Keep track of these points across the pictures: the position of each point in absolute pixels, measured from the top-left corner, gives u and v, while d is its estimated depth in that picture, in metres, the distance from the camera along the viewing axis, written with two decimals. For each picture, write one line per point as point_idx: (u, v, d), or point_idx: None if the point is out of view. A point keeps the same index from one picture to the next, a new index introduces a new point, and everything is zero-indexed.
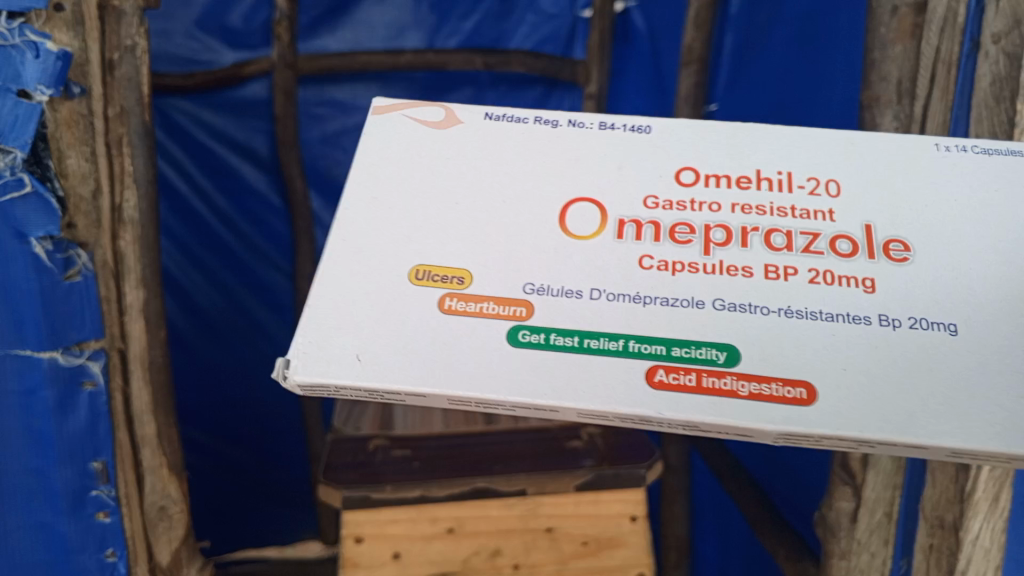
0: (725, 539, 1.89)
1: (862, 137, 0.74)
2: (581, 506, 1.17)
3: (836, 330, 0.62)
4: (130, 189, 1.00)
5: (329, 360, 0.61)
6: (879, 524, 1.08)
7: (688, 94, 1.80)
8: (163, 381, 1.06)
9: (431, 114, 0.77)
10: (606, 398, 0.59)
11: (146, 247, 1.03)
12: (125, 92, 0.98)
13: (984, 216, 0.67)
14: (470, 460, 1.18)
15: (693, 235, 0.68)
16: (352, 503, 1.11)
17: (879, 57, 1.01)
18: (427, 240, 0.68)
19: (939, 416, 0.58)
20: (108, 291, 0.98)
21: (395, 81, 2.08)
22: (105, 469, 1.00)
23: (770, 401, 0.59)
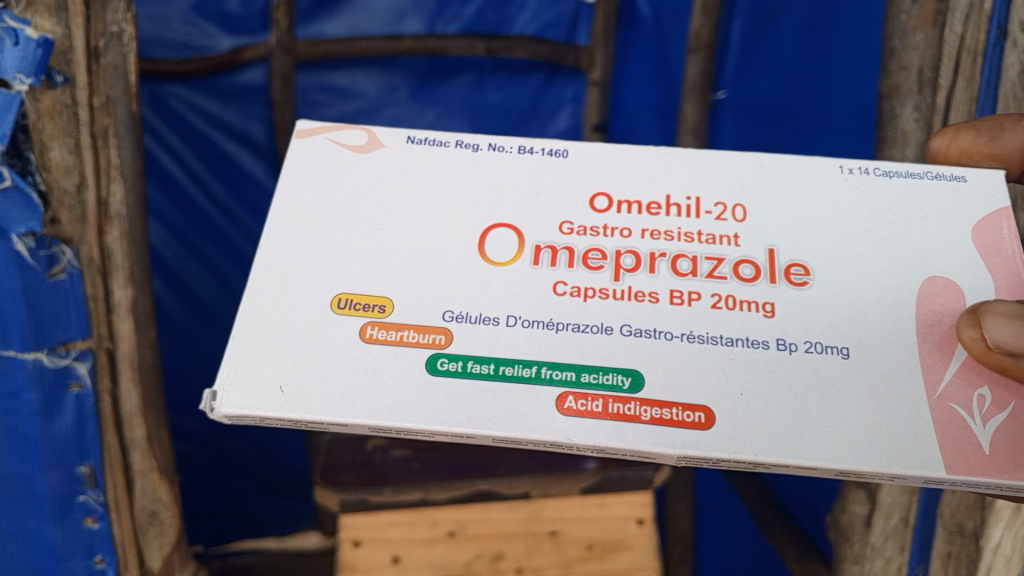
0: (731, 535, 1.87)
1: (769, 159, 0.74)
2: (587, 509, 1.13)
3: (733, 356, 0.63)
4: (116, 181, 0.94)
5: (255, 395, 0.62)
6: (895, 529, 1.05)
7: (696, 81, 1.73)
8: (155, 381, 1.01)
9: (353, 138, 0.76)
10: (518, 426, 0.60)
11: (134, 242, 0.98)
12: (110, 80, 0.92)
13: (882, 241, 0.69)
14: (473, 460, 1.15)
15: (604, 261, 0.68)
16: (350, 505, 1.08)
17: (899, 46, 0.96)
18: (344, 266, 0.68)
19: (828, 443, 0.60)
20: (95, 290, 0.93)
21: (395, 66, 2.04)
22: (93, 474, 0.96)
23: (671, 426, 0.61)
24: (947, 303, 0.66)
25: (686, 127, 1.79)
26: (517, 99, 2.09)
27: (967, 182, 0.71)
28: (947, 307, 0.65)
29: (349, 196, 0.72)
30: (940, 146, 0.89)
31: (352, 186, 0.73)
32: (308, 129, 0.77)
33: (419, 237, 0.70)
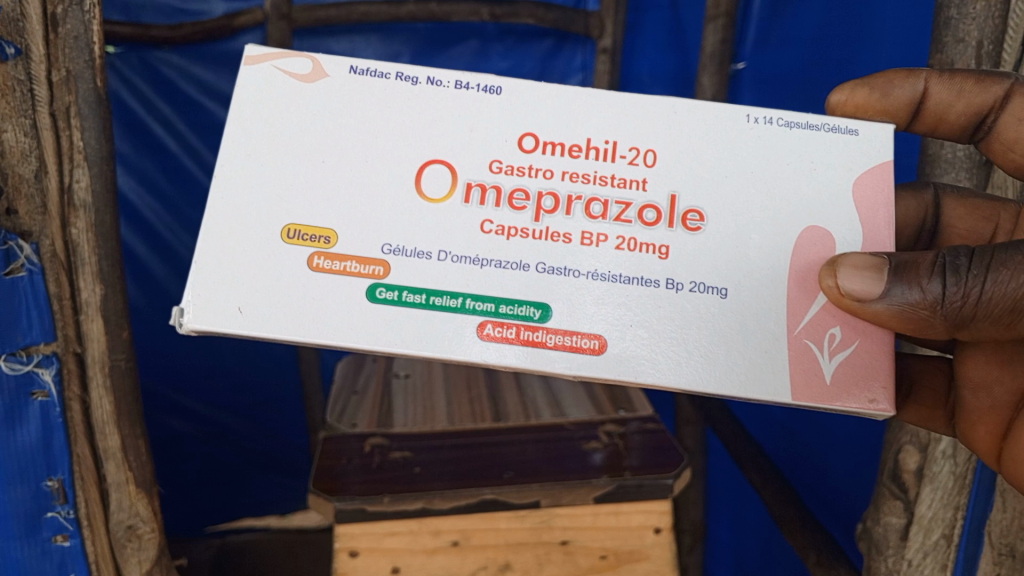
0: (741, 524, 1.82)
1: (686, 105, 0.75)
2: (600, 518, 1.05)
3: (630, 294, 0.71)
4: (81, 166, 0.87)
5: (217, 314, 0.69)
6: (936, 547, 0.98)
7: (713, 51, 1.65)
8: (132, 389, 0.94)
9: (298, 66, 0.75)
10: (443, 350, 0.69)
11: (105, 234, 0.90)
12: (70, 52, 0.84)
13: (772, 189, 0.73)
14: (478, 465, 1.07)
15: (527, 201, 0.72)
16: (346, 518, 0.99)
17: (956, 16, 0.86)
18: (287, 199, 0.71)
19: (699, 369, 0.70)
20: (59, 288, 0.87)
21: (395, 32, 1.93)
22: (62, 489, 0.90)
23: (571, 353, 0.70)
24: (820, 252, 0.72)
25: (704, 99, 1.69)
26: (525, 65, 2.01)
27: (856, 135, 0.75)
28: (821, 255, 0.72)
29: (291, 125, 0.73)
30: (837, 100, 0.90)
31: (276, 117, 0.73)
32: (258, 55, 0.75)
33: (342, 177, 0.72)
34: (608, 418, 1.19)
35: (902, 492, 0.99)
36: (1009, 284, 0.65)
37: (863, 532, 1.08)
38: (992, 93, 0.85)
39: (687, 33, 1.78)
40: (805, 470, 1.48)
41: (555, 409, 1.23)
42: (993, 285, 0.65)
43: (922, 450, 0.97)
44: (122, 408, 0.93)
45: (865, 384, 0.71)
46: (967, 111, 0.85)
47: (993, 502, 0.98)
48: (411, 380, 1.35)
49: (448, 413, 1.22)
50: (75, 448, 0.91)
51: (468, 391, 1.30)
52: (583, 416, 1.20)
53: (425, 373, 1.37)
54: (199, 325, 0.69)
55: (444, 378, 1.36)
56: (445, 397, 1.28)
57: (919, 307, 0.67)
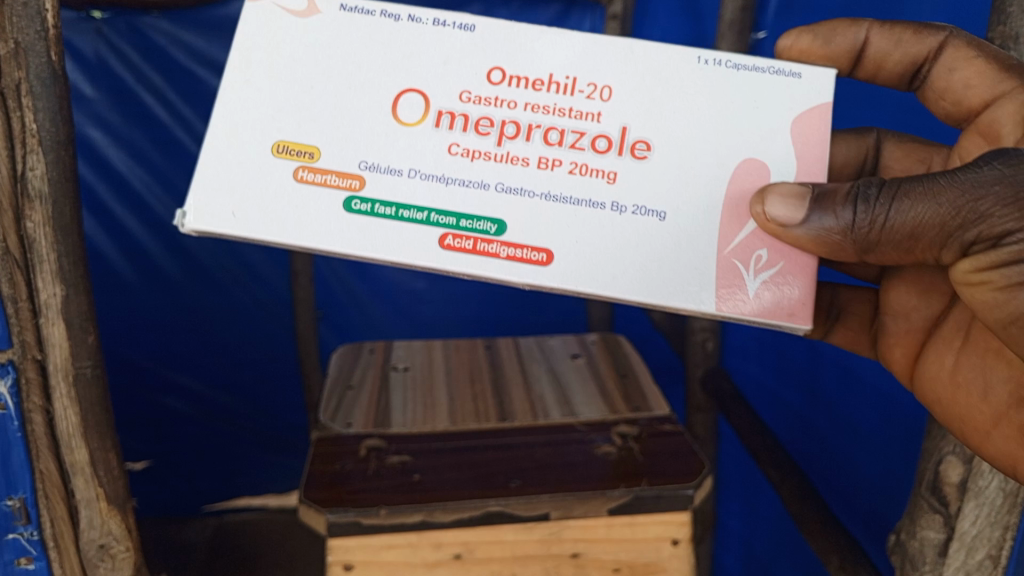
0: (755, 515, 1.76)
1: (639, 44, 0.83)
2: (614, 530, 0.97)
3: (576, 213, 0.79)
4: (34, 156, 0.95)
5: (213, 215, 0.79)
6: (980, 567, 0.90)
7: (733, 20, 1.52)
8: (94, 398, 1.05)
9: (295, 3, 0.84)
10: (405, 259, 0.78)
11: (64, 241, 0.99)
12: (23, 30, 0.92)
13: (712, 123, 0.81)
14: (482, 473, 1.00)
15: (491, 128, 0.80)
16: (339, 532, 0.92)
17: None
18: (283, 121, 0.81)
19: (633, 277, 0.79)
20: (16, 294, 0.97)
21: None
22: (22, 508, 1.03)
23: (519, 263, 0.78)
24: (753, 181, 0.80)
25: None
26: None
27: (801, 78, 0.83)
28: (752, 184, 0.80)
29: (290, 59, 0.82)
30: (785, 44, 0.93)
31: (273, 49, 0.82)
32: None
33: (325, 106, 0.81)
34: (622, 418, 1.11)
35: (942, 505, 0.91)
36: (905, 211, 0.70)
37: (896, 544, 1.00)
38: (931, 40, 0.91)
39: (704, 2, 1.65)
40: (825, 464, 1.49)
41: (565, 407, 1.14)
42: (891, 213, 0.70)
43: (966, 462, 0.88)
44: (86, 419, 1.04)
45: (780, 299, 0.80)
46: (903, 61, 0.93)
47: None
48: (410, 372, 1.26)
49: (450, 411, 1.14)
50: (38, 464, 1.03)
51: (471, 386, 1.22)
52: (597, 414, 1.12)
53: (423, 365, 1.29)
54: (198, 226, 0.79)
55: (446, 370, 1.27)
56: (445, 393, 1.19)
57: (834, 233, 0.73)
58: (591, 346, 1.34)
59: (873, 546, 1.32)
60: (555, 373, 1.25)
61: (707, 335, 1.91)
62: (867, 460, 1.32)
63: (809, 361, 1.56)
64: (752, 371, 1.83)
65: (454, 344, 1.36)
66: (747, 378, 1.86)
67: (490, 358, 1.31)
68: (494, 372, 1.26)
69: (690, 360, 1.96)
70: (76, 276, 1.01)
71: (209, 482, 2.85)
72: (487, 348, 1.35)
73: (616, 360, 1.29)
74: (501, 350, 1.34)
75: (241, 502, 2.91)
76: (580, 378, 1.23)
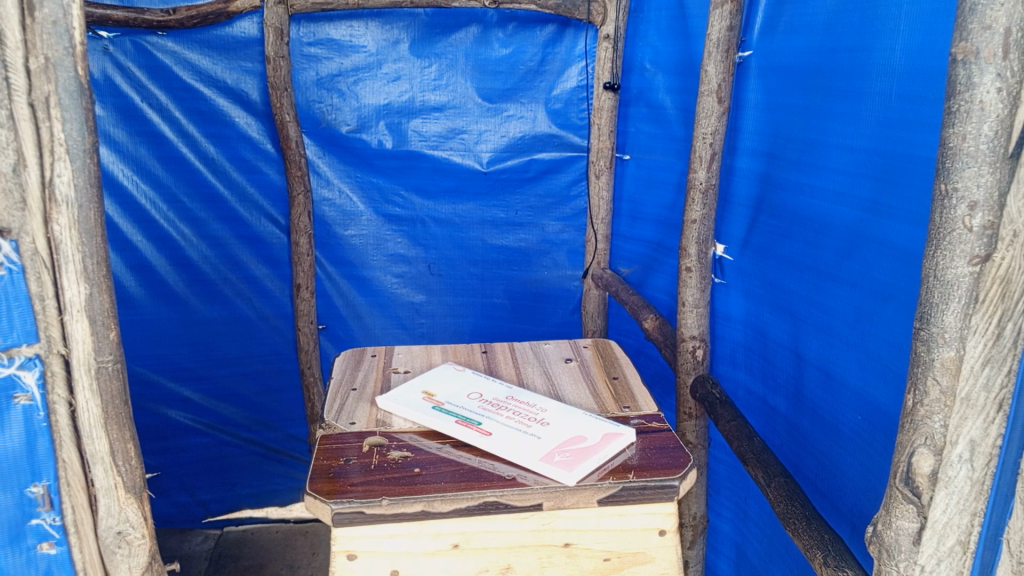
0: (745, 518, 1.93)
1: None
2: (603, 519, 1.03)
3: None
4: (62, 160, 1.08)
5: None
6: (951, 553, 0.96)
7: (720, 39, 1.78)
8: (115, 390, 1.18)
9: None
10: None
11: (85, 233, 1.12)
12: (51, 40, 1.04)
13: None
14: (478, 465, 1.04)
15: None
16: (343, 521, 0.97)
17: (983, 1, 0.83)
18: None
19: None
20: (40, 288, 1.09)
21: (394, 20, 2.53)
22: (45, 495, 1.14)
23: None
24: None
25: (709, 87, 1.83)
26: None
27: None
28: None
29: None
30: None
31: None
32: None
33: None
34: (610, 415, 1.17)
35: (914, 495, 0.96)
36: None
37: (873, 535, 1.05)
38: None
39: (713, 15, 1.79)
40: (811, 466, 1.60)
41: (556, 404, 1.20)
42: None
43: (936, 453, 0.93)
44: (106, 410, 1.17)
45: None
46: None
47: (1012, 508, 0.94)
48: (423, 387, 1.23)
49: (451, 432, 1.11)
50: (62, 454, 1.15)
51: None
52: (602, 434, 1.09)
53: (440, 378, 1.26)
54: None
55: (462, 384, 1.24)
56: (457, 411, 1.15)
57: None
58: (584, 352, 1.40)
59: (854, 543, 1.40)
60: (548, 375, 1.31)
61: (696, 343, 1.98)
62: (848, 460, 1.46)
63: (795, 369, 1.68)
64: (740, 377, 1.91)
65: (451, 350, 1.41)
66: (735, 385, 1.95)
67: (486, 361, 1.37)
68: (507, 389, 1.22)
69: (680, 368, 2.02)
70: (100, 275, 1.14)
71: (215, 492, 2.98)
72: (483, 351, 1.41)
73: (608, 363, 1.35)
74: (497, 354, 1.39)
75: (244, 513, 3.03)
76: (573, 380, 1.29)
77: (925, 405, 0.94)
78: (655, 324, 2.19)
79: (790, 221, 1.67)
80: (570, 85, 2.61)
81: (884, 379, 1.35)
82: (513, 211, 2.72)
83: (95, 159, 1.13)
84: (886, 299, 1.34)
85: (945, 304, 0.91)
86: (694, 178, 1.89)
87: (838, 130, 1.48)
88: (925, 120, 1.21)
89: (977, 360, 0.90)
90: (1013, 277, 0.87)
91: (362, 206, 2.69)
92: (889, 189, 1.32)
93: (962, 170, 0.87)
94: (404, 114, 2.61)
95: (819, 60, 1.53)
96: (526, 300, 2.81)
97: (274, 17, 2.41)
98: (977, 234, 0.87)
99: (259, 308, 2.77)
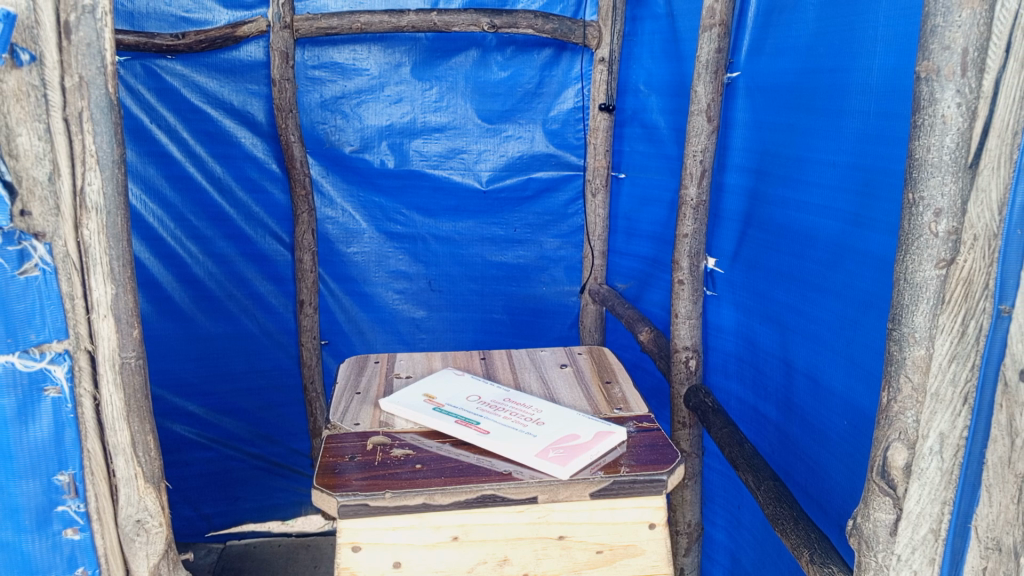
0: (739, 526, 1.97)
1: None
2: (596, 513, 1.08)
3: None
4: (92, 170, 1.15)
5: None
6: (923, 542, 1.01)
7: (709, 60, 1.87)
8: (137, 383, 1.24)
9: None
10: None
11: (113, 236, 1.19)
12: (85, 59, 1.12)
13: None
14: (476, 462, 1.10)
15: None
16: (348, 513, 1.02)
17: (942, 23, 0.89)
18: None
19: None
20: (71, 288, 1.16)
21: (396, 43, 2.62)
22: (70, 483, 1.19)
23: None
24: None
25: (699, 107, 1.91)
26: None
27: None
28: None
29: None
30: None
31: None
32: None
33: None
34: (603, 416, 1.22)
35: (890, 488, 1.01)
36: None
37: (853, 528, 1.09)
38: None
39: (703, 37, 1.86)
40: (800, 472, 1.64)
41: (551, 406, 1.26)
42: None
43: (910, 447, 0.99)
44: (129, 403, 1.23)
45: None
46: None
47: (979, 496, 0.97)
48: (424, 391, 1.29)
49: (450, 431, 1.17)
50: (86, 444, 1.21)
51: None
52: (595, 433, 1.15)
53: (440, 383, 1.32)
54: None
55: (461, 388, 1.30)
56: (456, 412, 1.21)
57: None
58: (579, 358, 1.46)
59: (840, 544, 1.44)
60: (544, 380, 1.37)
61: (689, 353, 2.04)
62: (835, 465, 1.50)
63: (784, 377, 1.73)
64: (733, 388, 1.97)
65: (451, 357, 1.47)
66: (728, 395, 2.00)
67: (485, 366, 1.42)
68: (504, 392, 1.28)
69: (674, 379, 2.08)
70: (125, 277, 1.21)
71: (218, 506, 3.01)
72: (482, 358, 1.47)
73: (602, 368, 1.41)
74: (495, 360, 1.45)
75: (246, 527, 3.07)
76: (567, 384, 1.35)
77: (897, 401, 0.99)
78: (650, 338, 2.26)
79: (778, 234, 1.73)
80: (567, 106, 2.68)
81: (867, 383, 1.40)
82: (511, 228, 2.78)
83: (122, 169, 1.20)
84: (868, 306, 1.39)
85: (914, 305, 0.96)
86: (685, 194, 1.96)
87: (821, 146, 1.54)
88: (900, 135, 1.27)
89: (944, 356, 0.96)
90: (975, 278, 0.93)
91: (364, 223, 2.76)
92: (870, 202, 1.38)
93: (927, 180, 0.93)
94: (405, 135, 2.69)
95: (803, 80, 1.60)
96: (525, 316, 2.87)
97: (280, 41, 2.49)
98: (942, 239, 0.93)
99: (263, 324, 2.83)
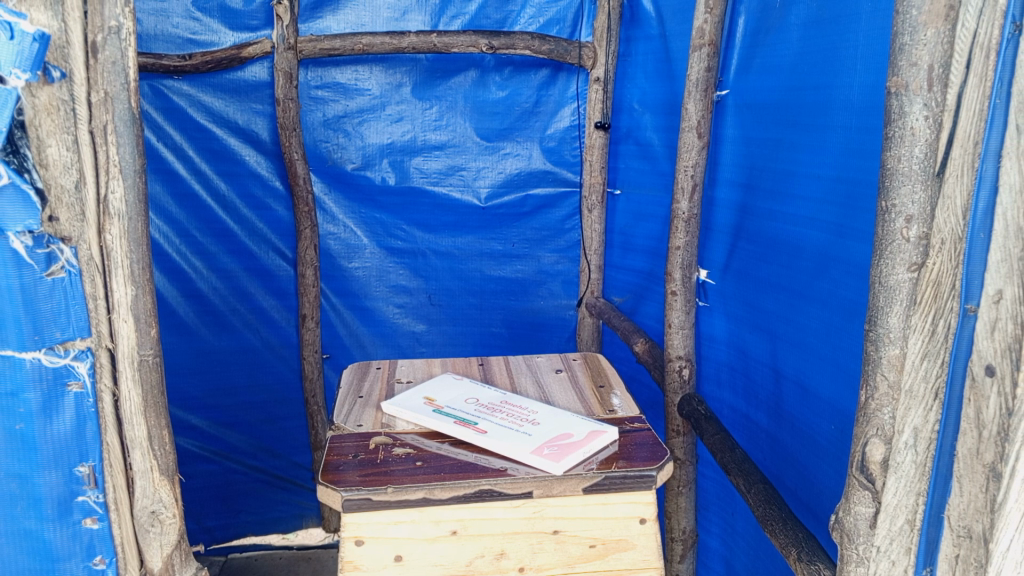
0: (732, 532, 2.02)
1: None
2: (589, 508, 1.13)
3: None
4: (116, 178, 1.22)
5: None
6: (901, 532, 1.06)
7: (699, 79, 1.95)
8: (153, 378, 1.30)
9: None
10: None
11: (134, 240, 1.26)
12: (110, 76, 1.19)
13: None
14: (473, 459, 1.15)
15: None
16: (352, 507, 1.07)
17: (910, 42, 0.96)
18: None
19: None
20: (95, 288, 1.22)
21: (397, 64, 2.69)
22: (90, 474, 1.24)
23: None
24: None
25: (690, 124, 1.98)
26: None
27: None
28: None
29: None
30: None
31: None
32: None
33: None
34: (596, 417, 1.28)
35: (869, 481, 1.06)
36: None
37: (835, 523, 1.14)
38: None
39: (693, 56, 1.94)
40: (790, 476, 1.69)
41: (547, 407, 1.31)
42: None
43: (887, 442, 1.04)
44: (146, 398, 1.29)
45: None
46: None
47: (952, 487, 1.01)
48: (424, 394, 1.34)
49: (449, 431, 1.22)
50: (106, 437, 1.26)
51: None
52: (588, 432, 1.20)
53: (440, 387, 1.37)
54: None
55: (461, 391, 1.35)
56: (455, 413, 1.26)
57: None
58: (574, 363, 1.52)
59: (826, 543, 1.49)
60: (541, 384, 1.42)
61: (683, 362, 2.10)
62: (823, 467, 1.54)
63: (773, 385, 1.78)
64: (725, 396, 2.02)
65: (450, 363, 1.52)
66: (720, 404, 2.05)
67: (483, 372, 1.48)
68: (500, 395, 1.34)
69: (668, 388, 2.14)
70: (144, 280, 1.28)
71: (220, 519, 3.04)
72: (480, 363, 1.52)
73: (596, 373, 1.47)
74: (493, 366, 1.51)
75: (248, 540, 3.10)
76: (563, 388, 1.40)
77: (875, 399, 1.05)
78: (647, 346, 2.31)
79: (766, 246, 1.79)
80: (563, 124, 2.76)
81: (851, 386, 1.45)
82: (510, 243, 2.85)
83: (141, 178, 1.27)
84: (851, 312, 1.44)
85: (889, 306, 1.02)
86: (677, 208, 2.03)
87: (806, 160, 1.60)
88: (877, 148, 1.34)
89: (917, 354, 1.01)
90: (943, 279, 0.98)
91: (365, 239, 2.82)
92: (851, 212, 1.44)
93: (899, 189, 0.99)
94: (406, 152, 2.75)
95: (788, 97, 1.67)
96: (523, 329, 2.93)
97: (283, 62, 2.54)
98: (913, 244, 0.99)
99: (265, 338, 2.88)
